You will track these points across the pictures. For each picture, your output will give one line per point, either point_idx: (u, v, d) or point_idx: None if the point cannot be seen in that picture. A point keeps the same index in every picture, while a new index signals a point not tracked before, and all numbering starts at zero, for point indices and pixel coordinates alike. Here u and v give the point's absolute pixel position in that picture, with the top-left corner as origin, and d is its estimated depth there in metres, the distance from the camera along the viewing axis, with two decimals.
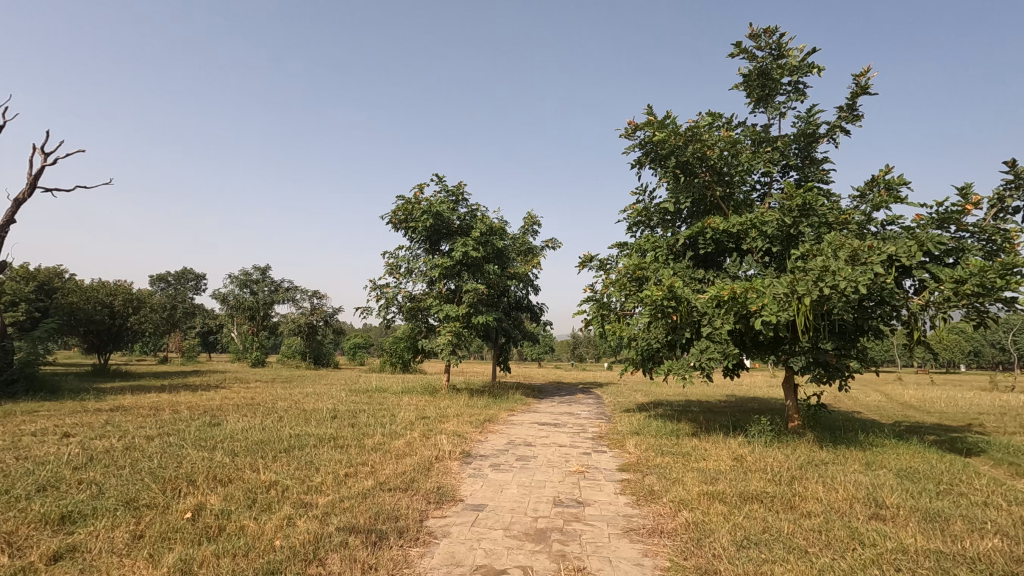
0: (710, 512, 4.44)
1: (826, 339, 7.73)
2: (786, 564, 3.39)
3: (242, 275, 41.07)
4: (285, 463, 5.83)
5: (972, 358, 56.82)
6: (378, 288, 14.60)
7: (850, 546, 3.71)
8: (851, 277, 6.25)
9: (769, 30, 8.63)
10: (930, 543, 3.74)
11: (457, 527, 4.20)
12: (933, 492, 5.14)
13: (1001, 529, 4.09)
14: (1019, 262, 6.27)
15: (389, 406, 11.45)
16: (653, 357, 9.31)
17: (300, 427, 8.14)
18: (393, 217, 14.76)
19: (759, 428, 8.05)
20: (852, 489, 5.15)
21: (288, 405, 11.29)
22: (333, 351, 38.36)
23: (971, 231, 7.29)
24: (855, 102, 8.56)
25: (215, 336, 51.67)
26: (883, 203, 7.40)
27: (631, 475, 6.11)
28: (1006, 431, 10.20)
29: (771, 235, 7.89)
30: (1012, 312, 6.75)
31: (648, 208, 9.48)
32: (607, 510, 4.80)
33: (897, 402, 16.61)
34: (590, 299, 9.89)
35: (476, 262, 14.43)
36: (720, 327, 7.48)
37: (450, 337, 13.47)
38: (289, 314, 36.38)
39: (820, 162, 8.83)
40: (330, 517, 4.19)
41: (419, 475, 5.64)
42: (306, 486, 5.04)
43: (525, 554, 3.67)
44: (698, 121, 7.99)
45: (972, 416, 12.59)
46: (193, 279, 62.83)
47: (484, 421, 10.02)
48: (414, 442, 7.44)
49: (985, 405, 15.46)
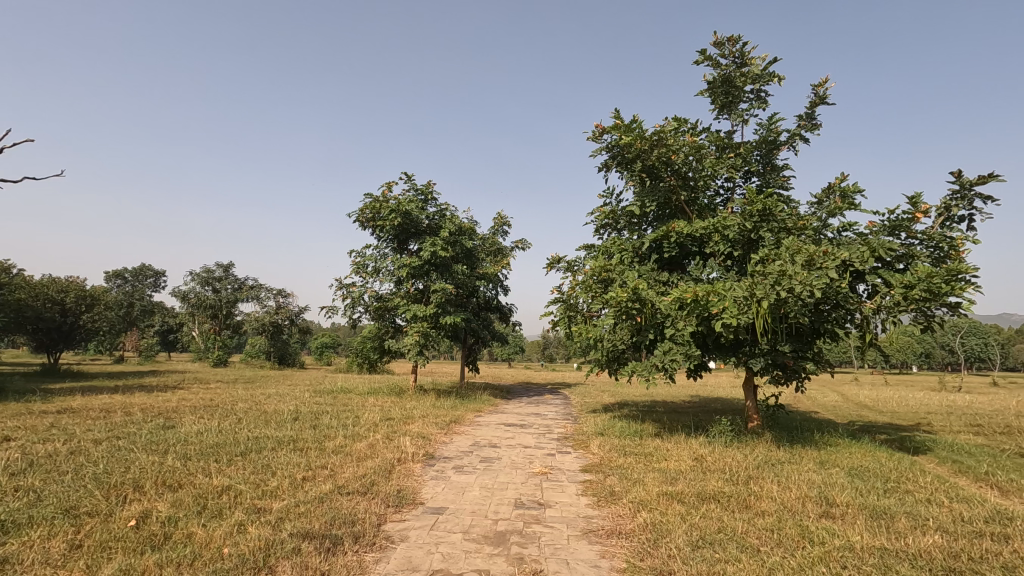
0: (668, 513, 4.49)
1: (784, 342, 7.94)
2: (738, 563, 3.45)
3: (204, 272, 39.94)
4: (240, 467, 5.67)
5: (923, 359, 59.43)
6: (344, 287, 14.40)
7: (800, 544, 3.81)
8: (807, 281, 6.44)
9: (733, 38, 8.79)
10: (875, 540, 3.87)
11: (416, 531, 4.15)
12: (881, 490, 5.34)
13: (941, 525, 4.27)
14: (964, 268, 6.55)
15: (354, 407, 11.29)
16: (619, 358, 9.41)
17: (259, 430, 7.92)
18: (360, 215, 14.54)
19: (720, 429, 8.23)
20: (806, 488, 5.29)
21: (247, 407, 10.97)
22: (298, 351, 37.61)
23: (921, 239, 7.59)
24: (814, 111, 8.82)
25: (175, 336, 50.16)
26: (837, 210, 7.64)
27: (593, 476, 6.15)
28: (951, 430, 10.69)
29: (733, 239, 8.08)
30: (956, 316, 7.06)
31: (615, 211, 9.57)
32: (567, 511, 4.81)
33: (852, 402, 17.25)
34: (558, 300, 9.96)
35: (445, 262, 14.34)
36: (683, 329, 7.64)
37: (418, 337, 13.37)
38: (253, 313, 35.49)
39: (781, 168, 9.06)
40: (283, 523, 4.08)
41: (379, 478, 5.55)
42: (260, 491, 4.90)
43: (483, 557, 3.65)
44: (663, 126, 8.10)
45: (922, 416, 13.10)
46: (153, 275, 60.89)
47: (450, 422, 9.96)
48: (377, 443, 7.34)
49: (932, 405, 16.14)
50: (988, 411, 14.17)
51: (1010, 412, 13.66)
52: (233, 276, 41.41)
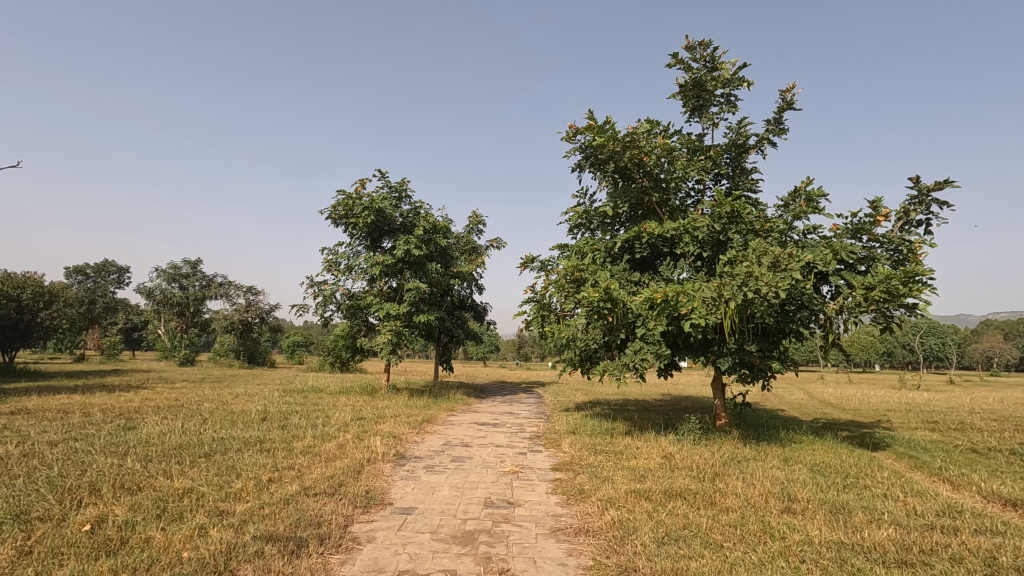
0: (636, 510, 4.54)
1: (751, 342, 8.12)
2: (701, 559, 3.51)
3: (170, 269, 38.90)
4: (204, 469, 5.53)
5: (885, 359, 61.45)
6: (316, 284, 14.20)
7: (762, 539, 3.91)
8: (772, 283, 6.59)
9: (704, 42, 8.94)
10: (834, 534, 3.99)
11: (383, 532, 4.11)
12: (841, 485, 5.50)
13: (896, 519, 4.43)
14: (921, 270, 6.79)
15: (325, 407, 11.12)
16: (591, 357, 9.51)
17: (224, 430, 7.74)
18: (333, 212, 14.33)
19: (688, 427, 8.36)
20: (769, 484, 5.41)
21: (213, 407, 10.70)
22: (269, 350, 36.90)
23: (882, 242, 7.84)
24: (781, 116, 9.03)
25: (140, 334, 48.79)
26: (803, 213, 7.83)
27: (564, 474, 6.19)
28: (909, 427, 11.07)
29: (702, 241, 8.24)
30: (914, 316, 7.30)
31: (588, 211, 9.65)
32: (537, 510, 4.83)
33: (816, 400, 17.76)
34: (531, 299, 10.01)
35: (419, 260, 14.25)
36: (653, 328, 7.74)
37: (390, 336, 13.25)
38: (221, 311, 34.69)
39: (750, 171, 9.25)
40: (247, 525, 4.00)
41: (347, 479, 5.48)
42: (223, 493, 4.79)
43: (450, 557, 3.63)
44: (636, 128, 8.18)
45: (882, 413, 13.56)
46: (117, 271, 58.88)
47: (422, 422, 9.89)
48: (347, 444, 7.25)
49: (893, 402, 16.70)
50: (944, 408, 14.74)
51: (964, 409, 14.20)
52: (201, 273, 40.45)
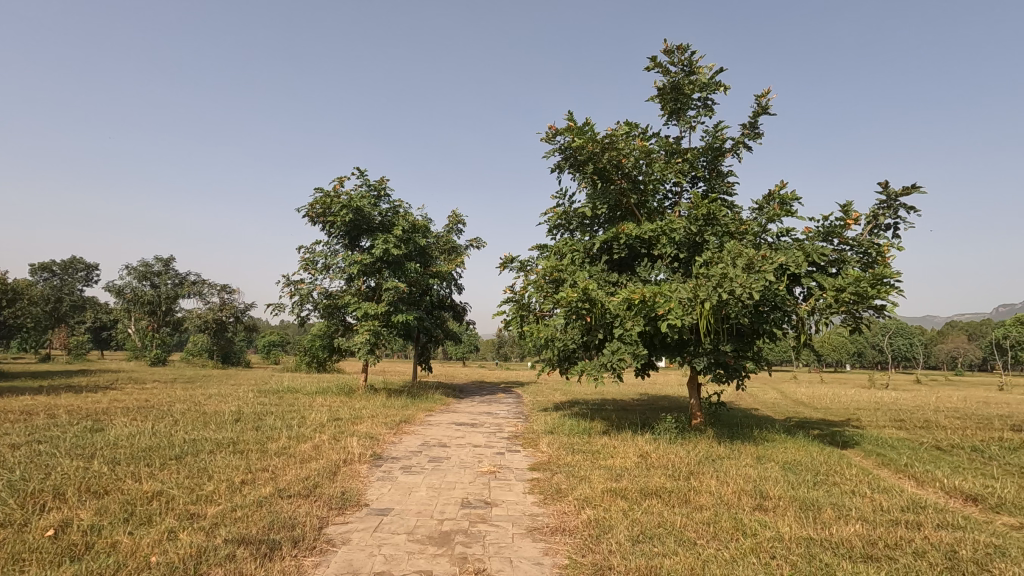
0: (612, 509, 4.59)
1: (726, 342, 8.25)
2: (675, 556, 3.56)
3: (141, 266, 37.90)
4: (174, 472, 5.41)
5: (856, 359, 63.01)
6: (292, 283, 14.01)
7: (734, 536, 3.98)
8: (746, 284, 6.72)
9: (682, 46, 9.05)
10: (803, 530, 4.08)
11: (358, 533, 4.07)
12: (812, 483, 5.63)
13: (863, 515, 4.55)
14: (889, 273, 6.98)
15: (301, 408, 10.97)
16: (569, 357, 9.56)
17: (196, 432, 7.57)
18: (310, 210, 14.13)
19: (664, 426, 8.47)
20: (742, 482, 5.51)
21: (184, 408, 10.47)
22: (244, 350, 36.21)
23: (852, 245, 8.04)
24: (756, 120, 9.20)
25: (109, 333, 47.50)
26: (776, 216, 7.99)
27: (541, 474, 6.21)
28: (877, 425, 11.37)
29: (679, 242, 8.35)
30: (882, 318, 7.50)
31: (568, 212, 9.69)
32: (513, 510, 4.83)
33: (789, 398, 18.11)
34: (510, 300, 10.02)
35: (398, 260, 14.14)
36: (631, 329, 7.82)
37: (368, 336, 13.14)
38: (194, 310, 33.90)
39: (725, 174, 9.41)
40: (218, 528, 3.93)
41: (323, 480, 5.41)
42: (194, 495, 4.70)
43: (426, 558, 3.62)
44: (614, 130, 8.25)
45: (852, 412, 13.91)
46: (84, 269, 57.16)
47: (400, 422, 9.83)
48: (322, 444, 7.16)
49: (862, 401, 17.13)
50: (910, 407, 15.18)
51: (929, 408, 14.63)
52: (174, 271, 39.50)
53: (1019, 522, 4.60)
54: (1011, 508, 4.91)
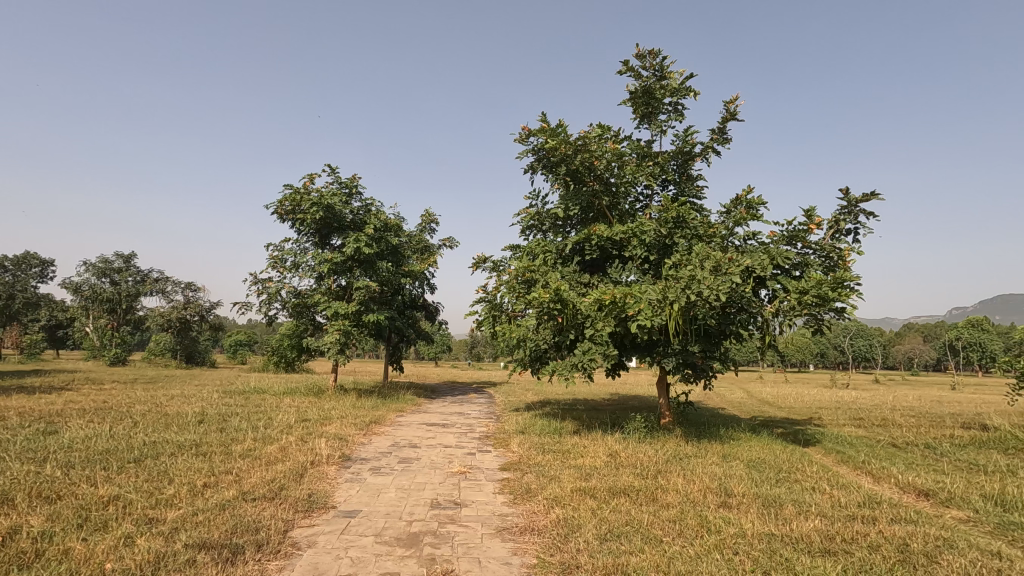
0: (581, 508, 4.63)
1: (694, 343, 8.40)
2: (641, 554, 3.62)
3: (100, 262, 36.54)
4: (132, 475, 5.24)
5: (819, 359, 64.94)
6: (259, 281, 13.72)
7: (699, 533, 4.06)
8: (713, 286, 6.85)
9: (653, 51, 9.18)
10: (765, 527, 4.19)
11: (325, 536, 4.01)
12: (775, 480, 5.78)
13: (822, 510, 4.70)
14: (849, 277, 7.22)
15: (268, 408, 10.75)
16: (541, 358, 9.61)
17: (157, 434, 7.35)
18: (279, 207, 13.85)
19: (634, 425, 8.59)
20: (708, 480, 5.63)
21: (145, 409, 10.14)
22: (208, 350, 35.23)
23: (814, 249, 8.28)
24: (725, 126, 9.40)
25: (65, 332, 45.65)
26: (743, 220, 8.18)
27: (512, 474, 6.22)
28: (836, 423, 11.75)
29: (649, 244, 8.48)
30: (842, 320, 7.75)
31: (541, 212, 9.72)
32: (483, 510, 4.83)
33: (755, 398, 18.51)
34: (483, 299, 10.00)
35: (369, 258, 13.97)
36: (601, 329, 7.90)
37: (338, 336, 12.93)
38: (156, 308, 32.83)
39: (695, 178, 9.59)
40: (178, 533, 3.82)
41: (289, 482, 5.31)
42: (154, 499, 4.56)
43: (393, 560, 3.59)
44: (587, 132, 8.32)
45: (813, 411, 14.31)
46: (39, 265, 54.86)
47: (370, 423, 9.73)
48: (289, 446, 7.03)
49: (824, 400, 17.68)
50: (869, 406, 15.73)
51: (886, 406, 15.16)
52: (135, 268, 38.16)
53: (967, 516, 4.81)
54: (960, 502, 5.14)
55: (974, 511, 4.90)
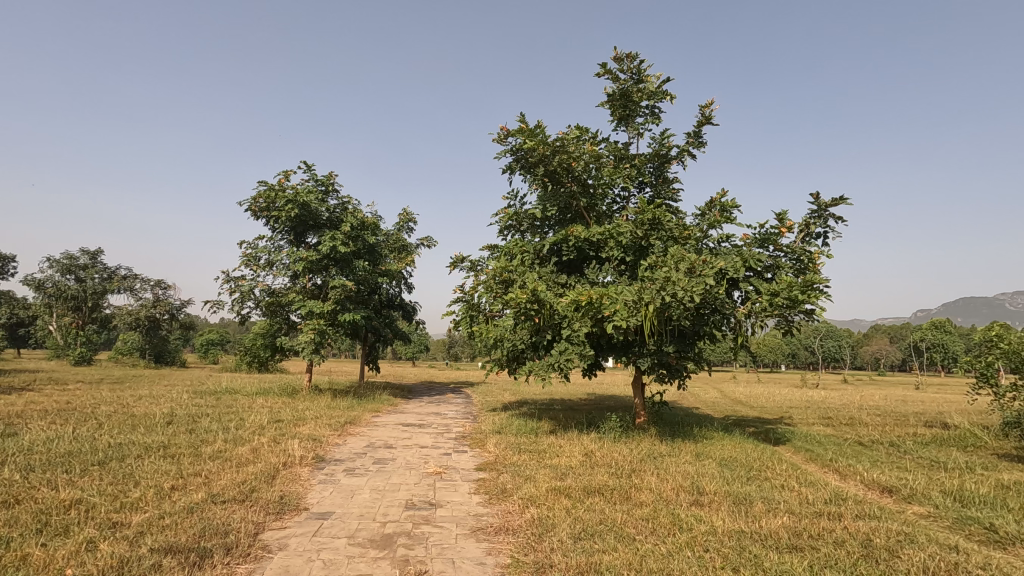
0: (555, 508, 4.65)
1: (669, 343, 8.50)
2: (614, 552, 3.65)
3: (64, 259, 35.40)
4: (96, 479, 5.09)
5: (790, 359, 66.45)
6: (232, 280, 13.45)
7: (671, 531, 4.12)
8: (687, 287, 6.94)
9: (631, 54, 9.27)
10: (735, 524, 4.27)
11: (296, 539, 3.95)
12: (745, 478, 5.90)
13: (790, 507, 4.80)
14: (818, 279, 7.39)
15: (240, 409, 10.54)
16: (518, 358, 9.63)
17: (123, 436, 7.15)
18: (253, 204, 13.61)
19: (610, 425, 8.66)
20: (681, 479, 5.71)
21: (110, 410, 9.85)
22: (178, 349, 34.39)
23: (785, 251, 8.46)
24: (700, 130, 9.54)
25: (27, 330, 44.10)
26: (717, 222, 8.32)
27: (487, 474, 6.22)
28: (806, 422, 12.02)
29: (626, 245, 8.56)
30: (811, 321, 7.94)
31: (519, 212, 9.74)
32: (458, 510, 4.82)
33: (729, 397, 18.82)
34: (460, 299, 9.97)
35: (345, 257, 13.81)
36: (578, 330, 7.95)
37: (313, 336, 12.74)
38: (124, 306, 31.91)
39: (671, 180, 9.71)
40: (143, 538, 3.72)
41: (260, 484, 5.22)
42: (118, 503, 4.43)
43: (366, 561, 3.56)
44: (566, 133, 8.36)
45: (784, 410, 14.62)
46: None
47: (345, 423, 9.62)
48: (261, 447, 6.90)
49: (795, 400, 18.07)
50: (837, 405, 16.13)
51: (854, 406, 15.55)
52: (102, 265, 37.02)
53: (927, 511, 4.97)
54: (921, 498, 5.31)
55: (934, 507, 5.06)
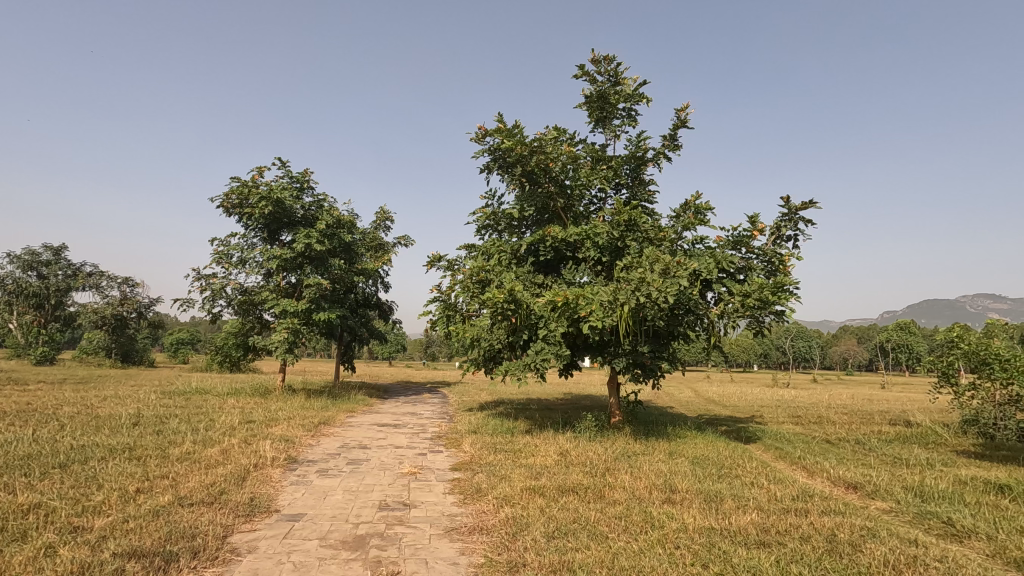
0: (529, 507, 4.66)
1: (644, 343, 8.60)
2: (587, 551, 3.68)
3: (26, 255, 34.13)
4: (57, 482, 4.93)
5: (762, 359, 67.91)
6: (202, 277, 13.16)
7: (643, 529, 4.17)
8: (662, 288, 7.03)
9: (608, 57, 9.36)
10: (706, 521, 4.34)
11: (266, 541, 3.88)
12: (716, 476, 6.00)
13: (759, 504, 4.91)
14: (788, 281, 7.56)
15: (210, 410, 10.32)
16: (495, 357, 9.63)
17: (86, 438, 6.92)
18: (225, 200, 13.33)
19: (586, 424, 8.73)
20: (654, 477, 5.79)
21: (73, 412, 9.52)
22: (146, 349, 33.44)
23: (757, 253, 8.64)
24: (676, 133, 9.67)
25: None
26: (691, 225, 8.44)
27: (462, 474, 6.20)
28: (776, 421, 12.28)
29: (602, 246, 8.63)
30: (781, 322, 8.13)
31: (496, 212, 9.74)
32: (432, 510, 4.80)
33: (703, 397, 19.09)
34: (437, 299, 9.94)
35: (320, 256, 13.62)
36: (555, 330, 8.00)
37: (287, 335, 12.52)
38: (89, 304, 30.94)
39: (647, 182, 9.83)
40: (105, 542, 3.61)
41: (229, 486, 5.12)
42: (80, 507, 4.30)
43: (338, 563, 3.52)
44: (543, 134, 8.39)
45: (755, 409, 14.92)
46: None
47: (319, 424, 9.49)
48: (231, 448, 6.77)
49: (766, 399, 18.44)
50: (808, 404, 16.51)
51: (822, 405, 15.94)
52: (66, 261, 35.81)
53: (890, 506, 5.13)
54: (884, 493, 5.47)
55: (896, 502, 5.23)
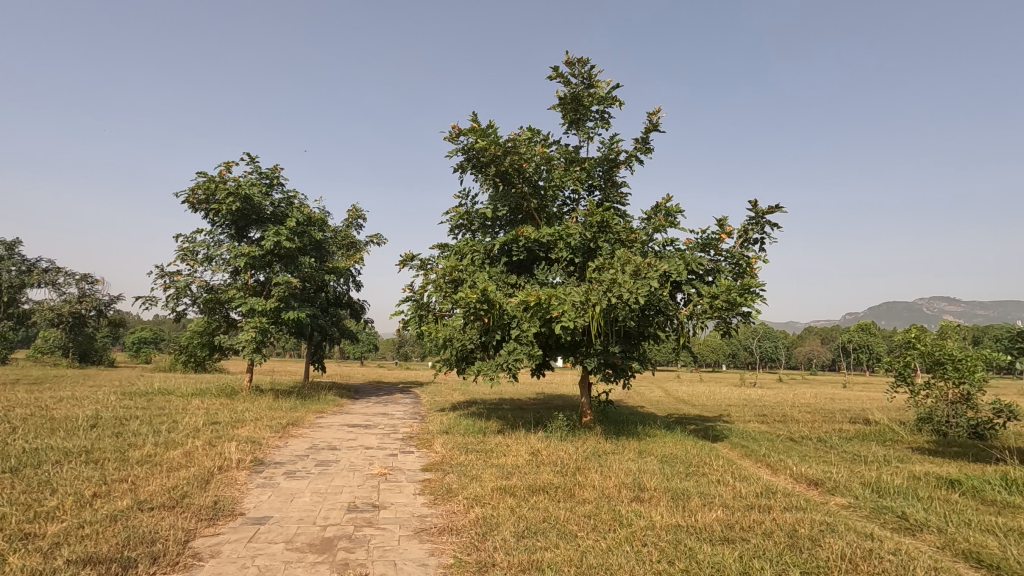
0: (500, 507, 4.67)
1: (615, 343, 8.69)
2: (556, 550, 3.70)
3: None
4: (7, 487, 4.72)
5: (730, 359, 69.36)
6: (166, 275, 12.78)
7: (612, 527, 4.21)
8: (633, 289, 7.13)
9: (582, 60, 9.44)
10: (673, 519, 4.41)
11: (230, 545, 3.80)
12: (684, 474, 6.12)
13: (724, 501, 5.02)
14: (754, 283, 7.75)
15: (172, 411, 10.01)
16: (467, 357, 9.61)
17: (40, 440, 6.65)
18: (191, 195, 12.99)
19: (557, 424, 8.78)
20: (623, 476, 5.86)
21: (25, 413, 9.14)
22: (106, 349, 32.17)
23: (725, 256, 8.82)
24: (648, 136, 9.81)
25: None
26: (661, 227, 8.57)
27: (432, 474, 6.17)
28: (743, 420, 12.55)
29: (574, 247, 8.70)
30: (747, 323, 8.32)
31: (470, 212, 9.72)
32: (402, 512, 4.77)
33: (673, 396, 19.38)
34: (409, 299, 9.87)
35: (290, 253, 13.37)
36: (527, 330, 8.03)
37: (254, 334, 12.25)
38: (45, 301, 29.57)
39: (619, 184, 9.94)
40: (59, 549, 3.48)
41: (192, 489, 4.99)
42: (32, 512, 4.13)
43: (304, 566, 3.46)
44: (517, 134, 8.41)
45: (723, 408, 15.23)
46: None
47: (287, 425, 9.32)
48: (195, 451, 6.59)
49: (734, 398, 18.82)
50: (773, 403, 16.90)
51: (787, 403, 16.34)
52: (20, 257, 34.21)
53: (848, 502, 5.30)
54: (843, 489, 5.66)
55: (854, 498, 5.41)
